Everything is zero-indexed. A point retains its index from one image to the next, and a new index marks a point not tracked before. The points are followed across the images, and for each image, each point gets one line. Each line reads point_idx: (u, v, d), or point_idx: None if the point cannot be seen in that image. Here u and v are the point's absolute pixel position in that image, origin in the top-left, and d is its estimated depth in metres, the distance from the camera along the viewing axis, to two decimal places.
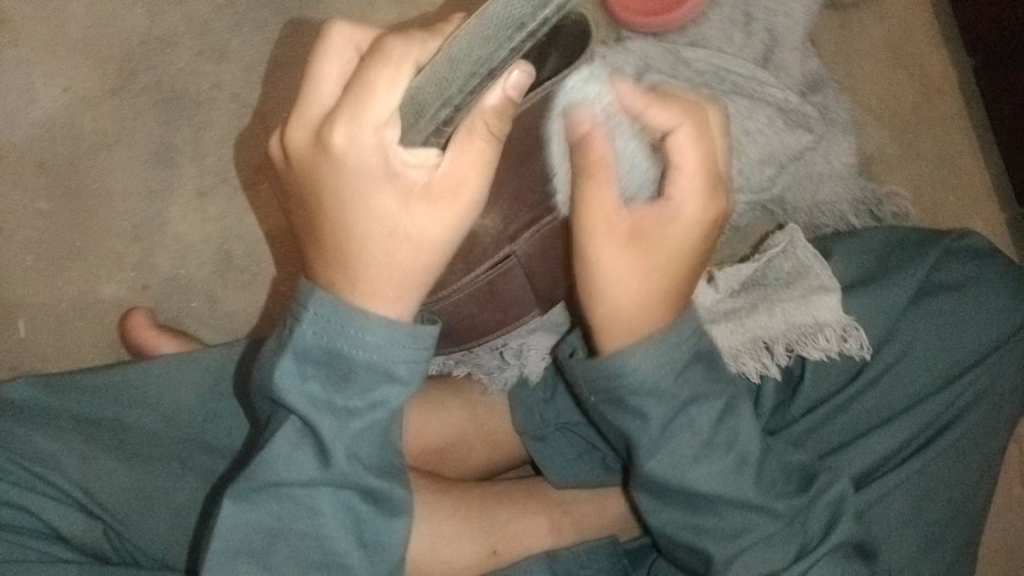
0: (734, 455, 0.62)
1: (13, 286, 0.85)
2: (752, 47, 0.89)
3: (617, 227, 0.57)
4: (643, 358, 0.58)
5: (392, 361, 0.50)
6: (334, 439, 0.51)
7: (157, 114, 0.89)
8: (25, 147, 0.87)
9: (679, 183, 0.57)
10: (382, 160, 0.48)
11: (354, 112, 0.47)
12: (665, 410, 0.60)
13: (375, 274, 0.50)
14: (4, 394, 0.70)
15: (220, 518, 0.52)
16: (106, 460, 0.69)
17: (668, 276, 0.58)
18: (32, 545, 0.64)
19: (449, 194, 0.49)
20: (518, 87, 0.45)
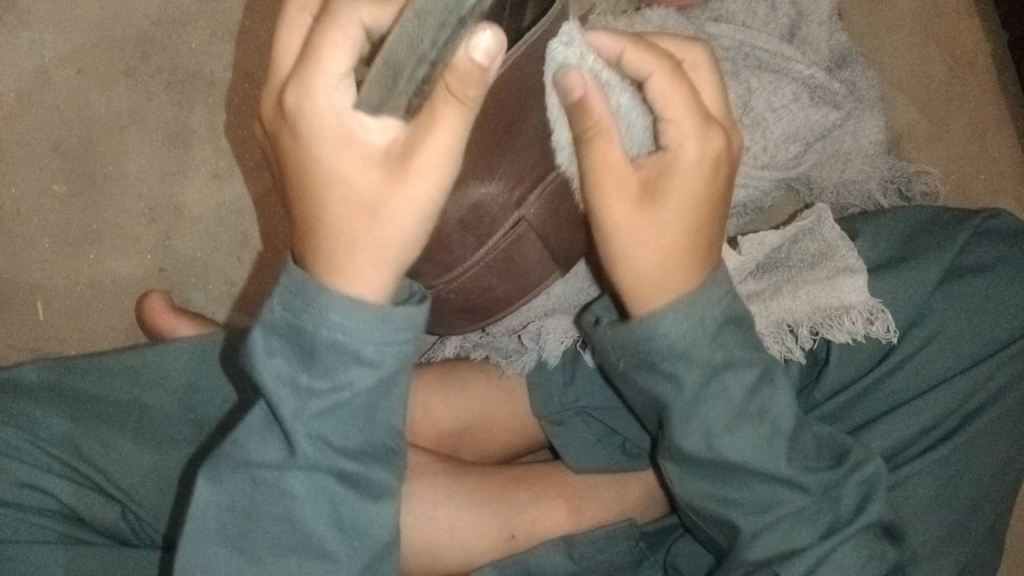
0: (766, 426, 0.59)
1: (32, 269, 0.85)
2: (777, 21, 0.88)
3: (629, 185, 0.54)
4: (673, 313, 0.55)
5: (359, 341, 0.49)
6: (294, 420, 0.51)
7: (171, 95, 0.88)
8: (40, 129, 0.87)
9: (682, 130, 0.55)
10: (339, 127, 0.48)
11: (306, 77, 0.47)
12: (704, 371, 0.57)
13: (347, 248, 0.50)
14: (16, 375, 0.70)
15: (196, 497, 0.53)
16: (124, 442, 0.69)
17: (693, 221, 0.56)
18: (35, 523, 0.65)
19: (409, 160, 0.47)
20: (489, 58, 0.43)
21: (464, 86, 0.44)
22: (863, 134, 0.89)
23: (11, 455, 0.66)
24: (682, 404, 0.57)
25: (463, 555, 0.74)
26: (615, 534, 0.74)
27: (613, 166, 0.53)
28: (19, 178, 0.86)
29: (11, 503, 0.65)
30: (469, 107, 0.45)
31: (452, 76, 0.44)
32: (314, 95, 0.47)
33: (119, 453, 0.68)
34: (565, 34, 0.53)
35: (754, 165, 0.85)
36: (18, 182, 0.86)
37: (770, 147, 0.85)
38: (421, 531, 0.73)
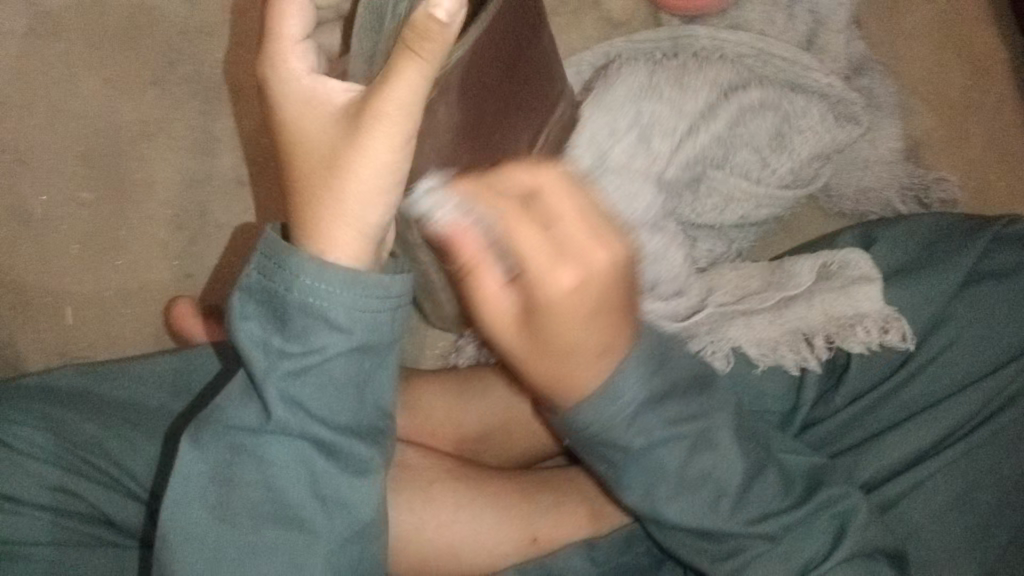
0: (712, 485, 0.59)
1: (59, 276, 0.87)
2: (794, 30, 0.89)
3: (508, 312, 0.54)
4: (585, 407, 0.56)
5: (331, 303, 0.53)
6: (266, 377, 0.54)
7: (198, 103, 0.89)
8: (68, 138, 0.88)
9: (540, 257, 0.51)
10: (309, 84, 0.57)
11: (275, 48, 0.58)
12: (645, 442, 0.57)
13: (325, 212, 0.55)
14: (54, 380, 0.73)
15: (180, 459, 0.55)
16: (150, 448, 0.70)
17: (599, 323, 0.53)
18: (70, 527, 0.67)
19: (369, 111, 0.53)
20: (449, 16, 0.50)
21: (422, 42, 0.50)
22: (880, 142, 0.91)
23: (30, 452, 0.68)
24: (625, 468, 0.58)
25: (482, 559, 0.75)
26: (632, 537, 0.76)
27: (489, 291, 0.54)
28: (48, 186, 0.88)
29: (43, 504, 0.67)
30: (426, 62, 0.51)
31: (411, 34, 0.50)
32: (284, 68, 0.58)
33: (143, 455, 0.70)
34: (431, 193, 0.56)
35: (779, 186, 0.86)
36: (47, 189, 0.88)
37: (796, 167, 0.86)
38: (444, 536, 0.75)
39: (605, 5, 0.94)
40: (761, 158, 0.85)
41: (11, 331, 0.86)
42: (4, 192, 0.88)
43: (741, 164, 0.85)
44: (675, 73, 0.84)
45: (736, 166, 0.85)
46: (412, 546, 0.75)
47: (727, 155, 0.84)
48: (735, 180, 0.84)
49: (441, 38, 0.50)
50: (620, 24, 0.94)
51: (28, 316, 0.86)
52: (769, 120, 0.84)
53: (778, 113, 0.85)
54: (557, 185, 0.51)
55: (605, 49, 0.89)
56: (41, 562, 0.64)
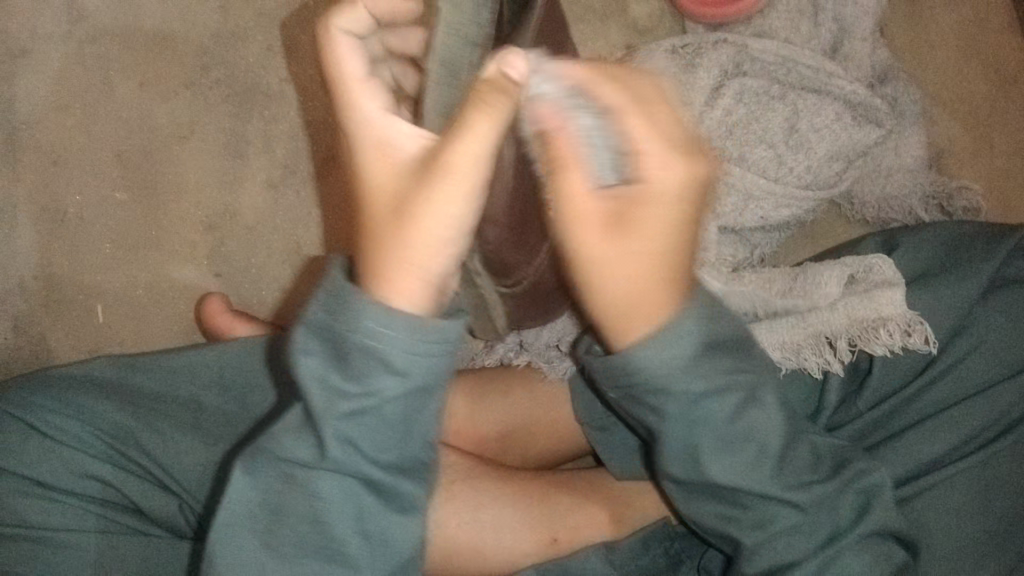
0: (757, 445, 0.58)
1: (91, 273, 0.89)
2: (819, 37, 0.90)
3: (596, 220, 0.51)
4: (652, 347, 0.54)
5: (394, 349, 0.50)
6: (323, 416, 0.51)
7: (230, 106, 0.91)
8: (103, 139, 0.90)
9: (652, 151, 0.50)
10: (379, 126, 0.53)
11: (344, 93, 0.54)
12: (703, 388, 0.55)
13: (388, 259, 0.51)
14: (87, 371, 0.76)
15: (230, 485, 0.55)
16: (183, 440, 0.74)
17: (671, 246, 0.53)
18: (105, 514, 0.70)
19: (440, 162, 0.49)
20: (521, 74, 0.49)
21: (496, 94, 0.48)
22: (904, 151, 0.91)
23: (65, 441, 0.71)
24: (671, 421, 0.56)
25: (501, 557, 0.76)
26: (650, 537, 0.75)
27: (578, 199, 0.51)
28: (82, 186, 0.90)
29: (80, 490, 0.70)
30: (500, 111, 0.48)
31: (485, 85, 0.48)
32: (352, 112, 0.53)
33: (176, 447, 0.74)
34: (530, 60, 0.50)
35: (797, 185, 0.86)
36: (81, 189, 0.90)
37: (814, 167, 0.86)
38: (463, 535, 0.76)
39: (630, 13, 0.96)
40: (777, 157, 0.86)
41: (43, 328, 0.88)
42: (39, 192, 0.90)
43: (758, 163, 0.86)
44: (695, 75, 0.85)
45: (755, 162, 0.86)
46: (433, 543, 0.76)
47: (742, 154, 0.85)
48: (753, 178, 0.85)
49: (515, 91, 0.48)
50: (645, 32, 0.95)
51: (59, 313, 0.88)
52: (785, 118, 0.85)
53: (795, 112, 0.86)
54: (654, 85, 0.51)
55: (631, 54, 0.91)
56: (87, 552, 0.68)
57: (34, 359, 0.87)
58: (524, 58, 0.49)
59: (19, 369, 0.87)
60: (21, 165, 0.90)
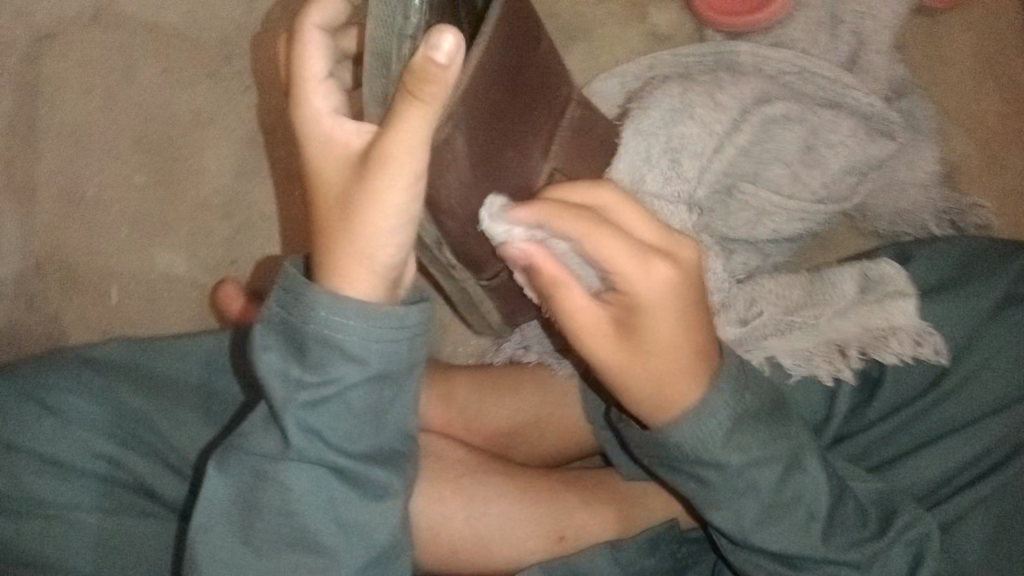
0: (804, 508, 0.63)
1: (106, 256, 0.89)
2: (838, 49, 0.91)
3: (600, 324, 0.60)
4: (679, 425, 0.60)
5: (346, 336, 0.55)
6: (285, 407, 0.57)
7: (252, 96, 0.92)
8: (123, 123, 0.91)
9: (633, 262, 0.57)
10: (326, 124, 0.57)
11: (297, 88, 0.58)
12: (739, 460, 0.61)
13: (338, 251, 0.56)
14: (99, 351, 0.77)
15: (207, 484, 0.59)
16: (195, 422, 0.76)
17: (670, 340, 0.59)
18: (114, 494, 0.71)
19: (376, 160, 0.53)
20: (448, 58, 0.48)
21: (422, 85, 0.50)
22: (919, 165, 0.92)
23: (73, 420, 0.71)
24: (718, 489, 0.62)
25: (508, 552, 0.76)
26: (658, 538, 0.76)
27: (578, 311, 0.60)
28: (101, 169, 0.90)
29: (89, 471, 0.70)
30: (428, 106, 0.51)
31: (412, 77, 0.50)
32: (302, 110, 0.57)
33: (186, 430, 0.75)
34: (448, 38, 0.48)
35: (811, 200, 0.87)
36: (100, 173, 0.90)
37: (829, 182, 0.87)
38: (470, 528, 0.76)
39: (651, 20, 0.96)
40: (792, 172, 0.86)
41: (56, 308, 0.88)
42: (57, 173, 0.90)
43: (773, 180, 0.85)
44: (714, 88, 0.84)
45: (765, 177, 0.85)
46: (438, 536, 0.75)
47: (758, 172, 0.85)
48: (767, 196, 0.85)
49: (443, 78, 0.49)
50: (664, 38, 0.96)
51: (72, 294, 0.89)
52: (797, 134, 0.85)
53: (805, 126, 0.85)
54: (619, 204, 0.59)
55: (650, 62, 0.91)
56: (90, 531, 0.68)
57: (48, 338, 0.88)
58: (457, 37, 0.48)
59: (32, 348, 0.88)
60: (41, 146, 0.91)
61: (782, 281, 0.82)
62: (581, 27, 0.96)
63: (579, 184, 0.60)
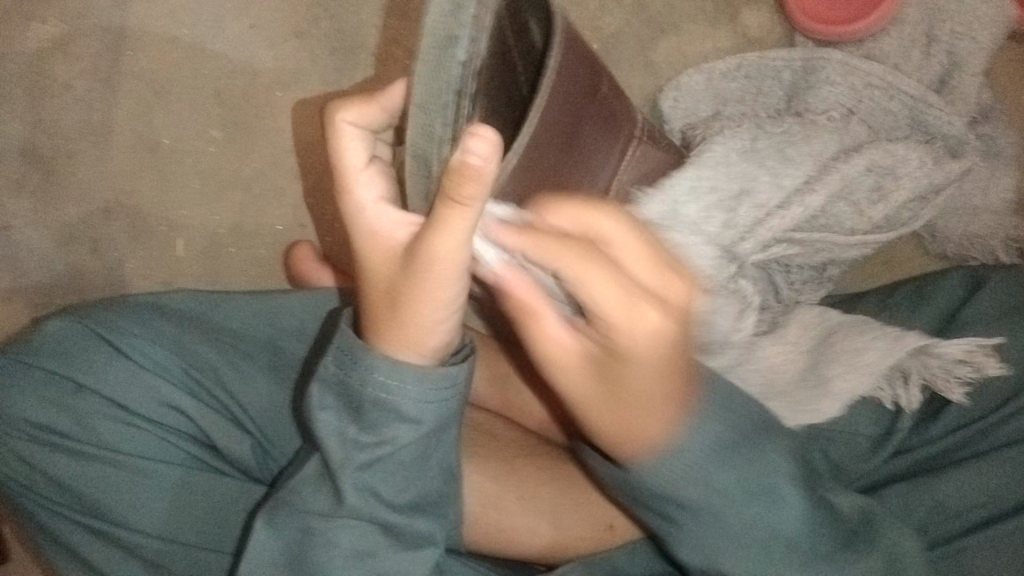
0: (772, 539, 0.57)
1: (176, 208, 0.91)
2: (929, 69, 0.90)
3: (573, 355, 0.57)
4: (651, 464, 0.56)
5: (402, 399, 0.59)
6: (341, 466, 0.61)
7: (335, 61, 0.91)
8: (206, 76, 0.91)
9: (619, 300, 0.53)
10: (371, 213, 0.60)
11: (342, 180, 0.62)
12: (706, 492, 0.56)
13: (389, 328, 0.59)
14: (169, 301, 0.79)
15: (254, 540, 0.62)
16: (262, 380, 0.77)
17: (655, 379, 0.55)
18: (171, 441, 0.72)
19: (422, 258, 0.55)
20: (484, 161, 0.48)
21: (460, 186, 0.50)
22: (994, 190, 0.90)
23: (142, 366, 0.73)
24: (682, 523, 0.58)
25: (554, 538, 0.75)
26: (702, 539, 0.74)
27: (555, 340, 0.57)
28: (180, 120, 0.91)
29: (157, 420, 0.72)
30: (470, 207, 0.51)
31: (453, 178, 0.49)
32: (349, 196, 0.61)
33: (255, 386, 0.76)
34: (481, 136, 0.48)
35: (873, 225, 0.86)
36: (179, 123, 0.91)
37: (890, 212, 0.86)
38: (522, 513, 0.75)
39: (741, 20, 0.95)
40: (856, 208, 0.85)
41: (122, 255, 0.91)
42: (136, 120, 0.91)
43: (836, 216, 0.85)
44: (783, 142, 0.85)
45: (827, 215, 0.85)
46: (488, 514, 0.75)
47: (825, 208, 0.85)
48: (827, 234, 0.85)
49: (482, 178, 0.49)
50: (753, 40, 0.95)
51: (138, 242, 0.91)
52: (868, 174, 0.85)
53: (880, 169, 0.85)
54: (613, 232, 0.55)
55: (738, 62, 0.91)
56: (162, 481, 0.70)
57: (111, 286, 0.91)
58: (492, 139, 0.48)
59: (95, 291, 0.91)
60: (121, 91, 0.91)
61: (797, 330, 0.84)
62: (669, 22, 0.96)
63: (574, 207, 0.56)
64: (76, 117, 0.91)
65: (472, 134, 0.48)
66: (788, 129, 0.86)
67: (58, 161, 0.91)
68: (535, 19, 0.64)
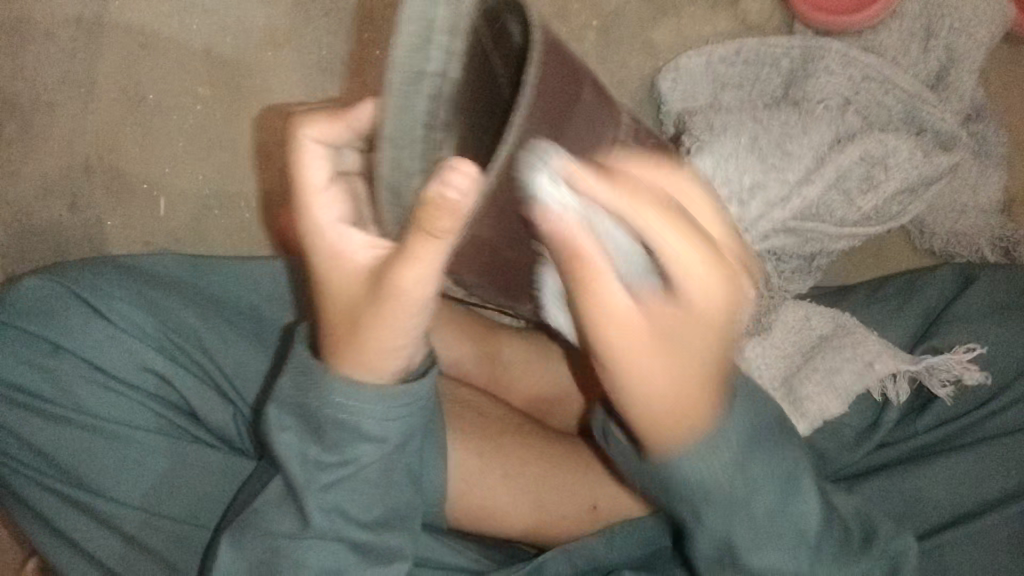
0: (797, 536, 0.55)
1: (159, 166, 0.88)
2: (926, 65, 0.90)
3: (637, 327, 0.50)
4: (689, 457, 0.52)
5: (363, 419, 0.57)
6: (304, 487, 0.60)
7: (330, 23, 0.89)
8: (195, 31, 0.88)
9: (699, 266, 0.49)
10: (333, 236, 0.57)
11: (302, 199, 0.58)
12: (741, 483, 0.53)
13: (350, 351, 0.56)
14: (147, 262, 0.76)
15: (219, 560, 0.61)
16: (245, 348, 0.75)
17: (711, 354, 0.52)
18: (149, 407, 0.70)
19: (390, 288, 0.53)
20: (461, 195, 0.47)
21: (433, 223, 0.49)
22: (983, 190, 0.91)
23: (118, 326, 0.71)
24: (709, 520, 0.53)
25: (535, 518, 0.75)
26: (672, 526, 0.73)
27: (619, 308, 0.50)
28: (165, 77, 0.88)
29: (134, 384, 0.70)
30: (441, 241, 0.50)
31: (426, 210, 0.48)
32: (310, 217, 0.58)
33: (236, 353, 0.75)
34: (461, 168, 0.47)
35: (863, 216, 0.87)
36: (164, 80, 0.88)
37: (880, 203, 0.87)
38: (501, 492, 0.74)
39: (741, 5, 0.95)
40: (847, 198, 0.86)
41: (100, 213, 0.88)
42: (118, 74, 0.88)
43: (829, 206, 0.85)
44: (782, 135, 0.85)
45: (818, 205, 0.85)
46: (471, 491, 0.73)
47: (822, 201, 0.85)
48: (822, 227, 0.85)
49: (455, 215, 0.48)
50: (753, 26, 0.95)
51: (118, 200, 0.88)
52: (860, 164, 0.85)
53: (871, 159, 0.85)
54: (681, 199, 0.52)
55: (737, 48, 0.91)
56: (140, 450, 0.68)
57: (89, 242, 0.88)
58: (473, 173, 0.47)
59: (72, 250, 0.88)
60: (105, 42, 0.88)
61: (783, 331, 0.84)
62: (670, 3, 0.95)
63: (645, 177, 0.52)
64: (56, 67, 0.88)
65: (449, 168, 0.47)
66: (786, 122, 0.85)
67: (36, 111, 0.88)
68: (515, 18, 0.52)
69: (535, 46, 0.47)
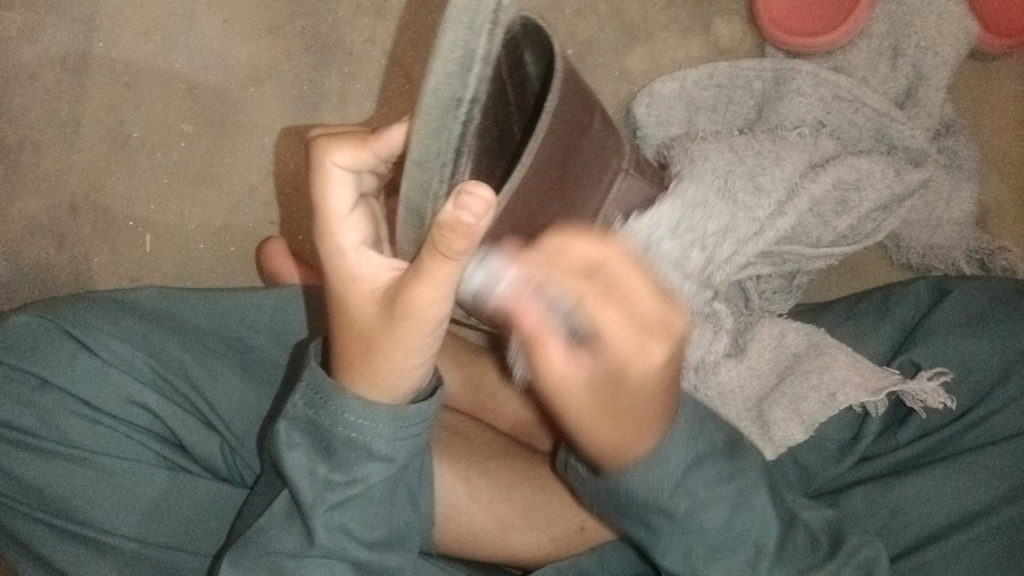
0: (750, 544, 0.60)
1: (145, 203, 0.90)
2: (896, 82, 0.93)
3: (576, 387, 0.55)
4: (639, 473, 0.58)
5: (373, 437, 0.59)
6: (312, 506, 0.60)
7: (310, 57, 0.90)
8: (178, 69, 0.90)
9: (630, 336, 0.52)
10: (352, 259, 0.59)
11: (323, 221, 0.60)
12: (687, 505, 0.59)
13: (366, 367, 0.59)
14: (135, 297, 0.77)
15: None
16: (232, 379, 0.76)
17: (654, 402, 0.55)
18: (136, 440, 0.71)
19: (406, 310, 0.56)
20: (474, 219, 0.48)
21: (445, 248, 0.50)
22: (956, 203, 0.93)
23: (105, 361, 0.72)
24: (663, 532, 0.60)
25: (525, 542, 0.75)
26: None
27: (560, 370, 0.55)
28: (151, 114, 0.90)
29: (115, 413, 0.71)
30: (453, 265, 0.52)
31: (437, 232, 0.49)
32: (331, 238, 0.60)
33: (223, 384, 0.75)
34: (473, 193, 0.48)
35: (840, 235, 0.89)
36: (149, 117, 0.90)
37: (854, 223, 0.89)
38: (485, 510, 0.75)
39: (713, 30, 0.97)
40: (823, 220, 0.87)
41: (87, 250, 0.89)
42: (104, 112, 0.90)
43: (802, 226, 0.87)
44: (754, 165, 0.86)
45: (795, 228, 0.87)
46: (460, 519, 0.74)
47: (795, 228, 0.87)
48: (796, 249, 0.87)
49: (467, 236, 0.49)
50: (725, 51, 0.97)
51: (105, 237, 0.90)
52: (833, 190, 0.87)
53: (845, 184, 0.87)
54: (622, 263, 0.53)
55: (710, 71, 0.92)
56: (128, 482, 0.69)
57: (75, 280, 0.89)
58: (485, 199, 0.48)
59: (60, 288, 0.89)
60: (89, 81, 0.90)
61: (760, 351, 0.85)
62: (645, 30, 0.97)
63: (586, 241, 0.53)
64: (44, 107, 0.90)
65: (465, 192, 0.48)
66: (760, 150, 0.87)
67: (25, 154, 0.90)
68: (530, 52, 0.61)
69: (555, 79, 0.57)
